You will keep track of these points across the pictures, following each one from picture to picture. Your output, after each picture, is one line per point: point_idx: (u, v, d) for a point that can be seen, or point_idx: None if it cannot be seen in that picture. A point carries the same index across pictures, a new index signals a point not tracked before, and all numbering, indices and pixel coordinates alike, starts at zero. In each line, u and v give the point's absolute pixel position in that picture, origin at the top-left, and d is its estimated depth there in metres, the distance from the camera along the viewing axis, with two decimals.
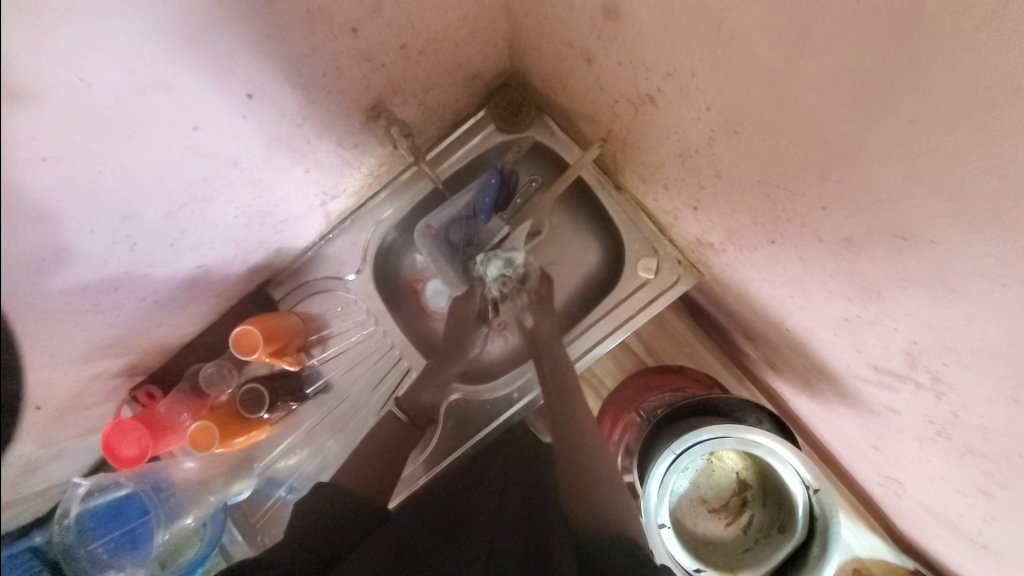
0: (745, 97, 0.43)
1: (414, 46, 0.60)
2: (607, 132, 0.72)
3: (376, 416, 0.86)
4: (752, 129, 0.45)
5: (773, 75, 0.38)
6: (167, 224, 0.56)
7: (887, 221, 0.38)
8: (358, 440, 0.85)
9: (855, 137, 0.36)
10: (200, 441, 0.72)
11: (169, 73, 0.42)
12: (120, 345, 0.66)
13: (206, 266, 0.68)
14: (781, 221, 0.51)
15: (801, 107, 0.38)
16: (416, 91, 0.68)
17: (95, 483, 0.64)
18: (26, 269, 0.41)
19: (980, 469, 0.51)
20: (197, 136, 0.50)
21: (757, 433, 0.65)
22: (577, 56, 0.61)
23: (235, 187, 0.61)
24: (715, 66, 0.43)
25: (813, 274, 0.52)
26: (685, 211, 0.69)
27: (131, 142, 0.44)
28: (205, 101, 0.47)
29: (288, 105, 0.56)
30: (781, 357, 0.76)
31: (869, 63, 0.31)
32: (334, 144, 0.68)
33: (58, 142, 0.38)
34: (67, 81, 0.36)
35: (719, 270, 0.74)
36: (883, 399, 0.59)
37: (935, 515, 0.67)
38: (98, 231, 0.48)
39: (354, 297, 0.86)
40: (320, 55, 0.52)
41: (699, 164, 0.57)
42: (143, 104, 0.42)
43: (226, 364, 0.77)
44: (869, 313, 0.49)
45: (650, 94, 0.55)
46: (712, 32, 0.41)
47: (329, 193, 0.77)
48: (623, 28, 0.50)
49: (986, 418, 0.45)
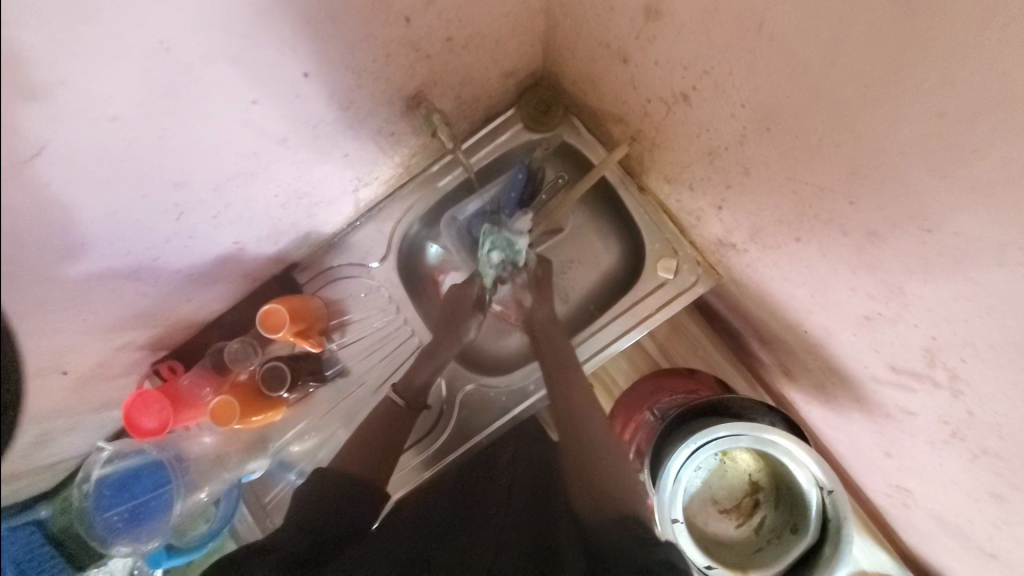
0: (780, 93, 0.45)
1: (457, 40, 0.63)
2: (636, 131, 0.74)
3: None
4: (785, 127, 0.47)
5: (811, 72, 0.41)
6: (212, 196, 0.59)
7: (912, 213, 0.40)
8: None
9: (884, 131, 0.38)
10: (221, 416, 0.72)
11: (239, 48, 0.45)
12: (151, 316, 0.68)
13: (240, 243, 0.71)
14: (808, 218, 0.53)
15: (835, 101, 0.41)
16: (454, 84, 0.71)
17: (117, 449, 0.66)
18: (65, 222, 0.44)
19: (994, 471, 0.52)
20: (253, 111, 0.52)
21: (775, 433, 0.65)
22: (612, 56, 0.64)
23: (279, 164, 0.63)
24: (753, 64, 0.46)
25: (835, 270, 0.54)
26: (708, 211, 0.71)
27: (192, 110, 0.47)
28: (264, 78, 0.49)
29: (338, 87, 0.58)
30: (796, 361, 0.78)
31: (902, 58, 0.33)
32: (373, 131, 0.70)
33: (126, 103, 0.41)
34: (146, 44, 0.38)
35: (739, 271, 0.76)
36: (897, 401, 0.60)
37: (945, 524, 0.67)
38: (149, 195, 0.51)
39: (377, 284, 0.87)
40: (372, 42, 0.55)
41: (728, 162, 0.60)
42: (210, 74, 0.45)
43: (251, 343, 0.79)
44: (891, 310, 0.51)
45: (684, 92, 0.58)
46: (753, 30, 0.43)
47: (362, 180, 0.80)
48: (663, 28, 0.53)
49: (1002, 417, 0.46)
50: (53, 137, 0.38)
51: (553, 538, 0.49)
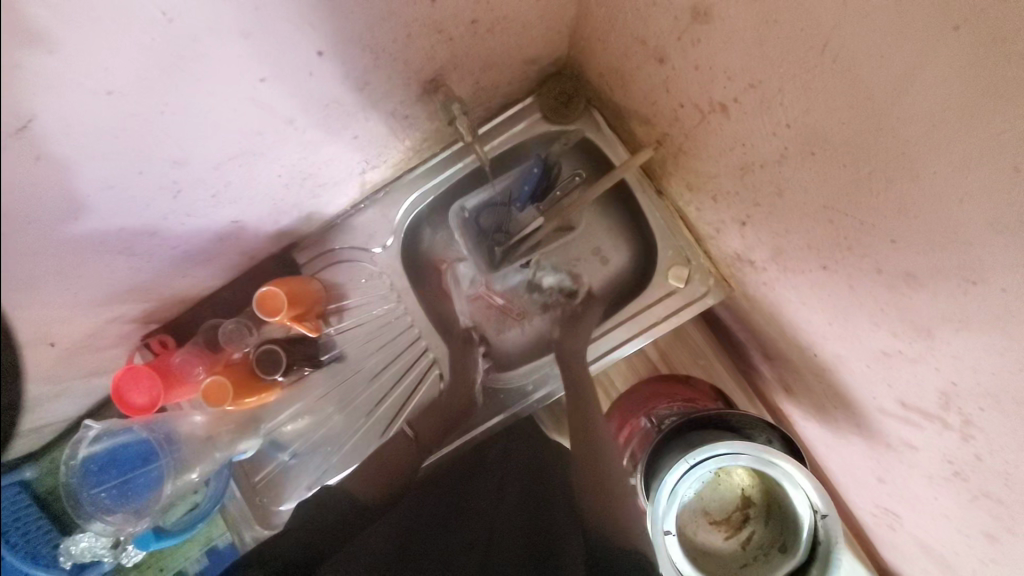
0: (832, 118, 0.43)
1: (484, 23, 0.59)
2: (662, 135, 0.72)
3: (369, 414, 0.84)
4: (831, 153, 0.45)
5: (874, 101, 0.38)
6: (212, 175, 0.55)
7: (958, 263, 0.38)
8: (354, 434, 0.84)
9: (948, 178, 0.36)
10: (214, 397, 0.70)
11: (248, 21, 0.41)
12: (144, 290, 0.64)
13: (240, 221, 0.67)
14: (839, 249, 0.51)
15: (896, 138, 0.38)
16: (475, 70, 0.67)
17: (105, 427, 0.63)
18: (58, 198, 0.40)
19: (991, 513, 0.51)
20: (260, 89, 0.49)
21: (776, 454, 0.64)
22: (648, 54, 0.62)
23: (285, 145, 0.60)
24: (807, 83, 0.43)
25: (860, 303, 0.53)
26: (731, 225, 0.69)
27: (197, 86, 0.43)
28: (273, 55, 0.46)
29: (352, 68, 0.55)
30: (799, 380, 0.77)
31: (982, 103, 0.31)
32: (385, 114, 0.67)
33: (124, 77, 0.38)
34: (145, 15, 0.35)
35: (753, 288, 0.74)
36: (902, 434, 0.59)
37: (928, 552, 0.68)
38: (149, 171, 0.48)
39: (379, 269, 0.84)
40: (395, 21, 0.51)
41: (760, 181, 0.58)
42: (217, 50, 0.41)
43: (246, 322, 0.77)
44: (912, 350, 0.49)
45: (722, 102, 0.55)
46: (815, 49, 0.40)
47: (371, 163, 0.76)
48: (710, 31, 0.50)
49: (1011, 466, 0.45)
50: (53, 110, 0.35)
51: (561, 548, 0.49)
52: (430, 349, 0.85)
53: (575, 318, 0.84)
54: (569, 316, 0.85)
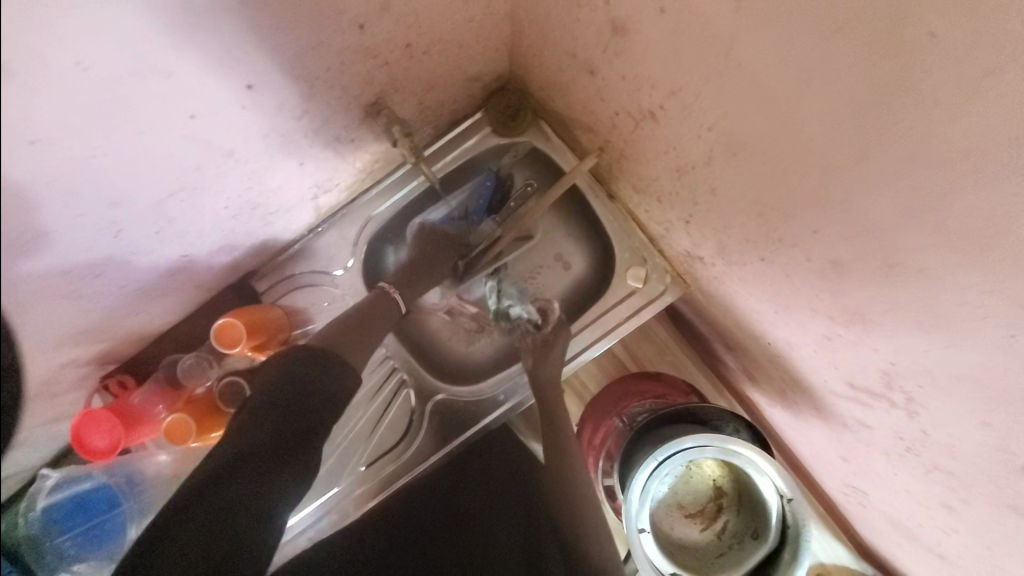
0: (746, 120, 0.45)
1: (418, 45, 0.60)
2: (603, 142, 0.74)
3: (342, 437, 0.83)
4: (751, 152, 0.47)
5: (779, 102, 0.40)
6: (155, 212, 0.55)
7: (880, 248, 0.40)
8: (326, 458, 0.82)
9: (855, 168, 0.38)
10: (176, 434, 0.69)
11: (170, 59, 0.41)
12: (98, 332, 0.63)
13: (191, 255, 0.67)
14: (774, 242, 0.53)
15: (804, 134, 0.40)
16: (417, 90, 0.68)
17: (64, 475, 0.65)
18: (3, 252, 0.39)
19: (944, 484, 0.53)
20: (194, 124, 0.49)
21: (737, 443, 0.66)
22: (580, 65, 0.63)
23: (228, 176, 0.60)
24: (720, 88, 0.45)
25: (798, 292, 0.55)
26: (677, 224, 0.71)
27: (128, 126, 0.43)
28: (204, 89, 0.46)
29: (287, 98, 0.55)
30: (759, 368, 0.79)
31: (871, 97, 0.33)
32: (330, 139, 0.67)
33: (50, 123, 0.37)
34: (61, 63, 0.35)
35: (706, 282, 0.76)
36: (855, 414, 0.61)
37: (895, 526, 0.70)
38: (88, 214, 0.47)
39: (341, 292, 0.84)
40: (326, 49, 0.52)
41: (695, 181, 0.59)
42: (142, 88, 0.41)
43: (207, 357, 0.76)
44: (851, 333, 0.51)
45: (650, 110, 0.58)
46: (721, 56, 0.43)
47: (323, 187, 0.76)
48: (630, 44, 0.52)
49: (954, 438, 0.47)
50: None
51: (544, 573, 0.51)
52: (398, 368, 0.86)
53: (544, 348, 0.79)
54: (540, 344, 0.80)
